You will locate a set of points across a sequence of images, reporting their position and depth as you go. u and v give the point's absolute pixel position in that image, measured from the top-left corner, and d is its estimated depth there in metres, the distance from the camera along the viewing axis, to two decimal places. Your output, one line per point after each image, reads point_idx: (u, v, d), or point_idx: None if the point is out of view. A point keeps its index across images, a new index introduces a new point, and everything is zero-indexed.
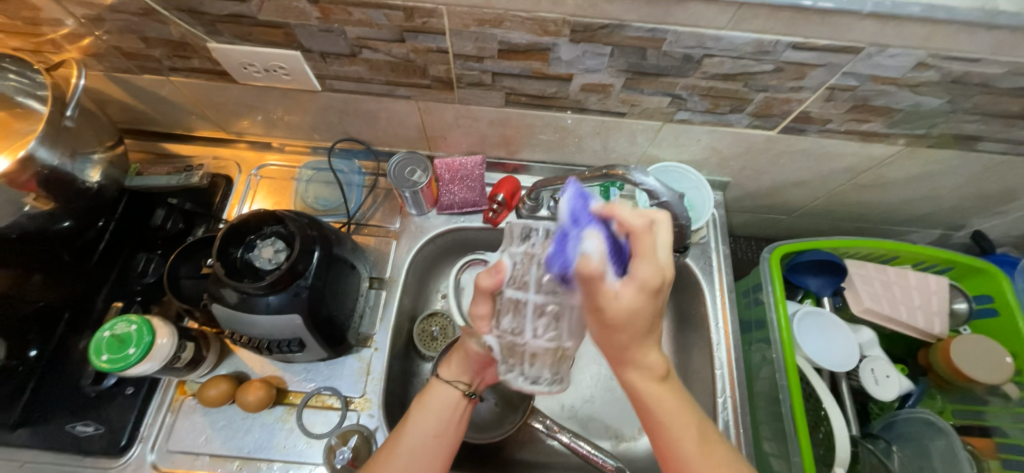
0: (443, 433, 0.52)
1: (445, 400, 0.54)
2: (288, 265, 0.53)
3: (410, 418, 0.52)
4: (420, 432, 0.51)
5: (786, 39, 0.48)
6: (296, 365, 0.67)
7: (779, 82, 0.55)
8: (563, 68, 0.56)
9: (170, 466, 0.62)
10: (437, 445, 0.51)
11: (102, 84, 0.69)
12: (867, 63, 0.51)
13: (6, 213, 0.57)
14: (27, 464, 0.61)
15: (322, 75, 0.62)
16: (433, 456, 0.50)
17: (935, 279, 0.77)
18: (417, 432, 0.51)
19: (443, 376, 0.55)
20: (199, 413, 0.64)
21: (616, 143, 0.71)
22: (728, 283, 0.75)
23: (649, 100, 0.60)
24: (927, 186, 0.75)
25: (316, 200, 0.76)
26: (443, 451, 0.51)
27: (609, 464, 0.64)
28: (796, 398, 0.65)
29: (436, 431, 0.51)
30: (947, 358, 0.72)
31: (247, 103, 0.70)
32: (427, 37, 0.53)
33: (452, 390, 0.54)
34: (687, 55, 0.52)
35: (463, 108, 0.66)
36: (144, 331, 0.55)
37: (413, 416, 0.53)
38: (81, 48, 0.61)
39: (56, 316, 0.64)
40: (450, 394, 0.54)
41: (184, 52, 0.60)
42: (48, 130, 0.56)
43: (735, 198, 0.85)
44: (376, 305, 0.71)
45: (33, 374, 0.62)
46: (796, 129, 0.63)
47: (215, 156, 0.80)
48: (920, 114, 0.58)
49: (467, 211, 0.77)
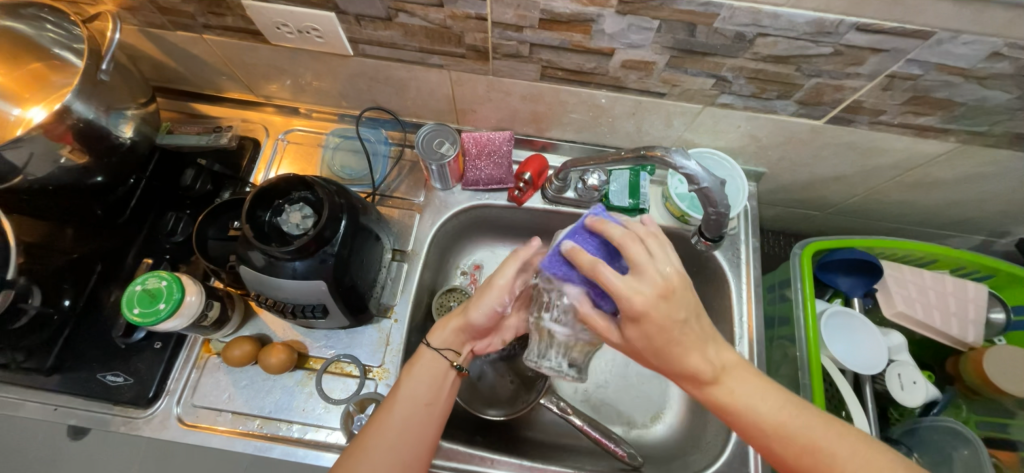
0: (434, 400, 0.56)
1: (431, 368, 0.57)
2: (316, 232, 0.52)
3: (400, 386, 0.56)
4: (411, 401, 0.54)
5: (850, 20, 0.45)
6: (318, 332, 0.68)
7: (835, 67, 0.52)
8: (605, 42, 0.53)
9: (194, 420, 0.63)
10: (428, 412, 0.55)
11: (136, 40, 0.69)
12: (934, 50, 0.47)
13: (42, 164, 0.57)
14: (60, 409, 0.63)
15: (355, 39, 0.60)
16: (426, 426, 0.54)
17: (973, 286, 0.74)
18: (408, 399, 0.54)
19: (433, 344, 0.58)
20: (222, 371, 0.66)
21: (650, 125, 0.68)
22: (755, 275, 0.73)
23: (691, 80, 0.58)
24: (975, 189, 0.71)
25: (342, 169, 0.76)
26: (437, 416, 0.55)
27: (621, 450, 0.66)
28: (819, 397, 0.64)
29: (428, 400, 0.55)
30: (977, 365, 0.70)
31: (277, 66, 0.69)
32: (466, 2, 0.51)
33: (441, 360, 0.57)
34: (740, 33, 0.49)
35: (495, 80, 0.64)
36: (175, 287, 0.56)
37: (403, 384, 0.56)
38: (117, 1, 0.61)
39: (89, 268, 0.66)
40: (438, 363, 0.57)
41: (219, 9, 0.59)
42: (85, 85, 0.56)
43: (769, 190, 0.82)
44: (397, 277, 0.71)
45: (68, 322, 0.63)
46: (845, 119, 0.60)
47: (244, 119, 0.79)
48: (984, 109, 0.55)
49: (492, 188, 0.76)
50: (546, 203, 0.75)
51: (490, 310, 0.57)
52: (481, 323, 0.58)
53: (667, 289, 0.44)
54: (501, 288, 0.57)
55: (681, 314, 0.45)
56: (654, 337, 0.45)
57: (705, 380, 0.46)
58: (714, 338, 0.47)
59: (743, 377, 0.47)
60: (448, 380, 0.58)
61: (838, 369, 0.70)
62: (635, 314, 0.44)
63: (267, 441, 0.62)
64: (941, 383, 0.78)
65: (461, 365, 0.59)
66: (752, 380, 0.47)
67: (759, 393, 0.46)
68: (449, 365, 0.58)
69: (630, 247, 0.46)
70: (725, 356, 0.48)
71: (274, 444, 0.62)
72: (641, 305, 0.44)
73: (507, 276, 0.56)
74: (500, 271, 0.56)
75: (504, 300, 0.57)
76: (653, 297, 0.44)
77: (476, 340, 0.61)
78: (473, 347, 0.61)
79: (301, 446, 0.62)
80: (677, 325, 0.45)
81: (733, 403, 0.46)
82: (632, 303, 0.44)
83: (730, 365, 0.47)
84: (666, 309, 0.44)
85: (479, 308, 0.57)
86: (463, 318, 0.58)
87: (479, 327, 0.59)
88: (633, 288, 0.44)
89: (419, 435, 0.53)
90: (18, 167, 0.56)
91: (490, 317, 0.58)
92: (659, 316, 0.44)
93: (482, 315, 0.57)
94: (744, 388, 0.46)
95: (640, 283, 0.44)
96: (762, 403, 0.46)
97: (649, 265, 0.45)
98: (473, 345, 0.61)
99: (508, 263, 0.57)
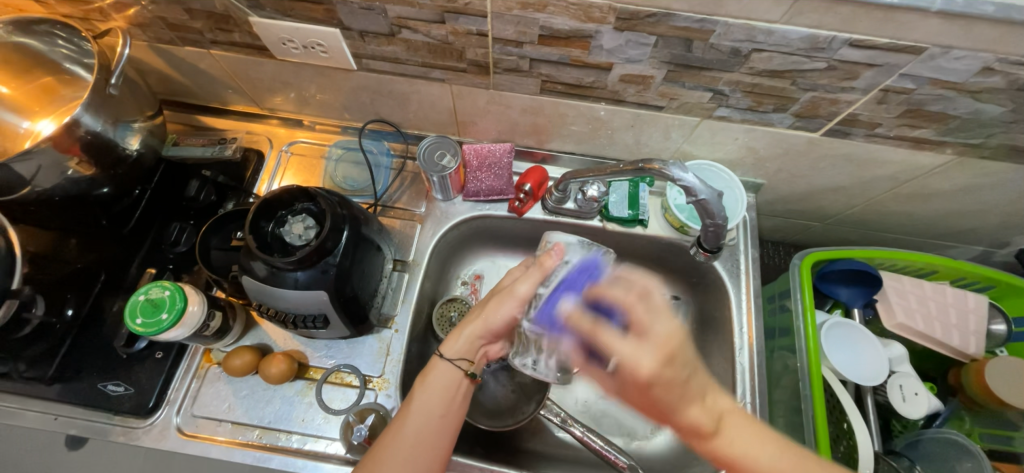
0: (448, 412, 0.55)
1: (445, 380, 0.56)
2: (318, 242, 0.53)
3: (413, 399, 0.55)
4: (424, 414, 0.54)
5: (843, 36, 0.46)
6: (318, 341, 0.68)
7: (829, 82, 0.53)
8: (603, 57, 0.55)
9: (194, 430, 0.63)
10: (441, 426, 0.54)
11: (145, 55, 0.71)
12: (927, 65, 0.48)
13: (50, 176, 0.58)
14: (61, 418, 0.64)
15: (359, 54, 0.62)
16: (438, 439, 0.54)
17: (973, 297, 0.74)
18: (421, 413, 0.54)
19: (446, 355, 0.57)
20: (222, 381, 0.66)
21: (649, 137, 0.69)
22: (754, 286, 0.73)
23: (689, 94, 0.59)
24: (973, 200, 0.71)
25: (344, 180, 0.77)
26: (449, 429, 0.55)
27: (623, 462, 0.64)
28: (820, 409, 0.63)
29: (441, 412, 0.55)
30: (981, 381, 0.69)
31: (282, 80, 0.71)
32: (467, 19, 0.53)
33: (455, 370, 0.57)
34: (735, 48, 0.50)
35: (496, 94, 0.65)
36: (177, 297, 0.57)
37: (416, 397, 0.55)
38: (127, 17, 0.62)
39: (93, 277, 0.66)
40: (453, 373, 0.57)
41: (226, 26, 0.60)
42: (94, 98, 0.57)
43: (767, 201, 0.82)
44: (398, 287, 0.72)
45: (70, 331, 0.64)
46: (841, 131, 0.61)
47: (249, 131, 0.81)
48: (978, 122, 0.55)
49: (493, 199, 0.76)
50: (546, 214, 0.76)
51: (510, 317, 0.57)
52: (500, 328, 0.58)
53: (670, 351, 0.47)
54: (520, 297, 0.57)
55: (685, 373, 0.47)
56: (662, 395, 0.47)
57: (707, 432, 0.47)
58: (710, 387, 0.48)
59: (741, 425, 0.47)
60: (462, 389, 0.57)
61: (838, 380, 0.70)
62: (639, 383, 0.47)
63: (266, 452, 0.62)
64: (943, 395, 0.77)
65: (473, 373, 0.58)
66: (750, 429, 0.47)
67: (758, 440, 0.47)
68: (462, 374, 0.57)
69: (636, 306, 0.50)
70: (724, 404, 0.48)
71: (273, 454, 0.62)
72: (659, 352, 0.46)
73: (527, 287, 0.57)
74: (522, 280, 0.57)
75: (522, 309, 0.57)
76: (654, 364, 0.46)
77: (488, 344, 0.60)
78: (487, 351, 0.60)
79: (300, 456, 0.62)
80: (672, 388, 0.46)
81: (734, 454, 0.46)
82: (638, 372, 0.46)
83: (727, 412, 0.48)
84: (677, 373, 0.47)
85: (500, 314, 0.57)
86: (482, 323, 0.57)
87: (498, 332, 0.58)
88: (635, 354, 0.47)
89: (431, 450, 0.53)
90: (26, 178, 0.57)
91: (510, 322, 0.58)
92: (665, 380, 0.46)
93: (502, 320, 0.57)
94: (740, 433, 0.47)
95: (638, 348, 0.47)
96: (762, 453, 0.46)
97: (649, 325, 0.48)
98: (486, 351, 0.60)
99: (531, 272, 0.57)
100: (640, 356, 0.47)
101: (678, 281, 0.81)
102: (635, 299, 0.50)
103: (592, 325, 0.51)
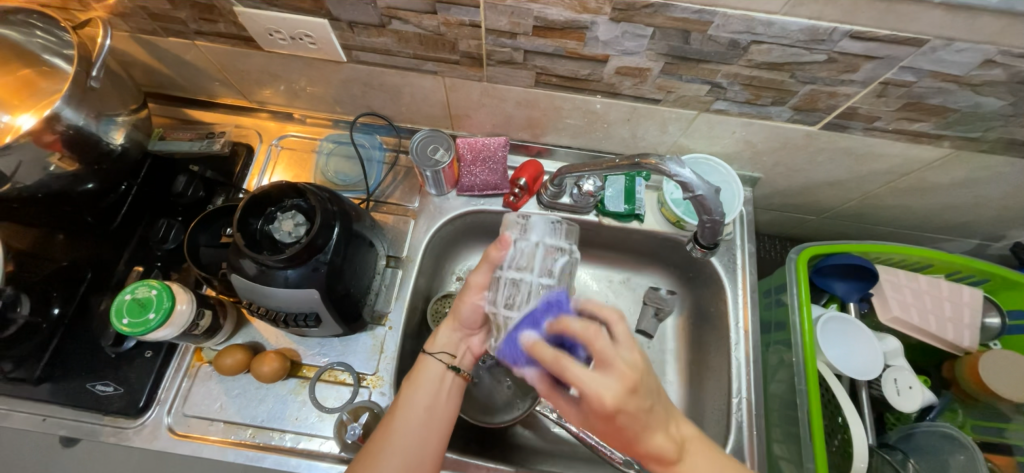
0: (436, 405, 0.55)
1: (432, 375, 0.57)
2: (308, 240, 0.52)
3: (403, 395, 0.56)
4: (415, 409, 0.54)
5: (844, 27, 0.45)
6: (311, 339, 0.67)
7: (829, 74, 0.52)
8: (599, 49, 0.53)
9: (186, 430, 0.63)
10: (432, 421, 0.54)
11: (127, 46, 0.68)
12: (928, 58, 0.47)
13: (31, 172, 0.57)
14: (49, 418, 0.63)
15: (348, 45, 0.60)
16: (430, 435, 0.54)
17: (969, 290, 0.74)
18: (412, 408, 0.54)
19: (431, 351, 0.59)
20: (214, 380, 0.65)
21: (645, 131, 0.68)
22: (751, 281, 0.72)
23: (686, 87, 0.58)
24: (969, 194, 0.71)
25: (336, 174, 0.75)
26: (439, 424, 0.55)
27: (618, 457, 0.63)
28: (814, 402, 0.64)
29: (429, 405, 0.55)
30: (975, 371, 0.69)
31: (270, 72, 0.69)
32: (460, 10, 0.51)
33: (437, 364, 0.58)
34: (734, 40, 0.49)
35: (490, 86, 0.64)
36: (165, 296, 0.55)
37: (406, 393, 0.56)
38: (107, 7, 0.60)
39: (80, 276, 0.65)
40: (436, 367, 0.58)
41: (210, 16, 0.58)
42: (75, 91, 0.55)
43: (764, 195, 0.82)
44: (392, 283, 0.71)
45: (58, 331, 0.62)
46: (840, 125, 0.60)
47: (237, 125, 0.79)
48: (977, 115, 0.55)
49: (487, 193, 0.75)
50: (541, 208, 0.75)
51: (475, 307, 0.58)
52: (470, 319, 0.60)
53: (634, 382, 0.44)
54: (478, 286, 0.58)
55: (649, 401, 0.46)
56: (624, 428, 0.46)
57: (671, 459, 0.47)
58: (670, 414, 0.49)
59: (704, 455, 0.49)
60: (447, 384, 0.58)
61: (834, 375, 0.70)
62: (604, 413, 0.44)
63: (258, 451, 0.61)
64: (936, 388, 0.78)
65: (457, 367, 0.59)
66: (704, 459, 0.48)
67: (714, 468, 0.48)
68: (445, 367, 0.58)
69: (596, 341, 0.46)
70: (684, 430, 0.50)
71: (266, 453, 0.61)
72: (623, 383, 0.44)
73: (482, 275, 0.57)
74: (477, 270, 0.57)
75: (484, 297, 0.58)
76: (619, 393, 0.44)
77: (471, 338, 0.62)
78: (469, 346, 0.62)
79: (294, 455, 0.62)
80: (635, 415, 0.45)
81: None
82: (603, 403, 0.43)
83: (688, 439, 0.49)
84: (638, 403, 0.45)
85: (465, 305, 0.58)
86: (454, 318, 0.60)
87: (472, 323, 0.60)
88: (597, 384, 0.44)
89: (423, 446, 0.53)
90: (6, 175, 0.55)
91: (477, 312, 0.59)
92: (630, 411, 0.44)
93: (469, 312, 0.59)
94: (701, 463, 0.48)
95: (604, 377, 0.44)
96: None
97: (611, 361, 0.45)
98: (469, 345, 0.62)
99: (482, 266, 0.57)
100: (606, 382, 0.44)
101: (674, 276, 0.81)
102: (601, 326, 0.48)
103: (552, 358, 0.46)
